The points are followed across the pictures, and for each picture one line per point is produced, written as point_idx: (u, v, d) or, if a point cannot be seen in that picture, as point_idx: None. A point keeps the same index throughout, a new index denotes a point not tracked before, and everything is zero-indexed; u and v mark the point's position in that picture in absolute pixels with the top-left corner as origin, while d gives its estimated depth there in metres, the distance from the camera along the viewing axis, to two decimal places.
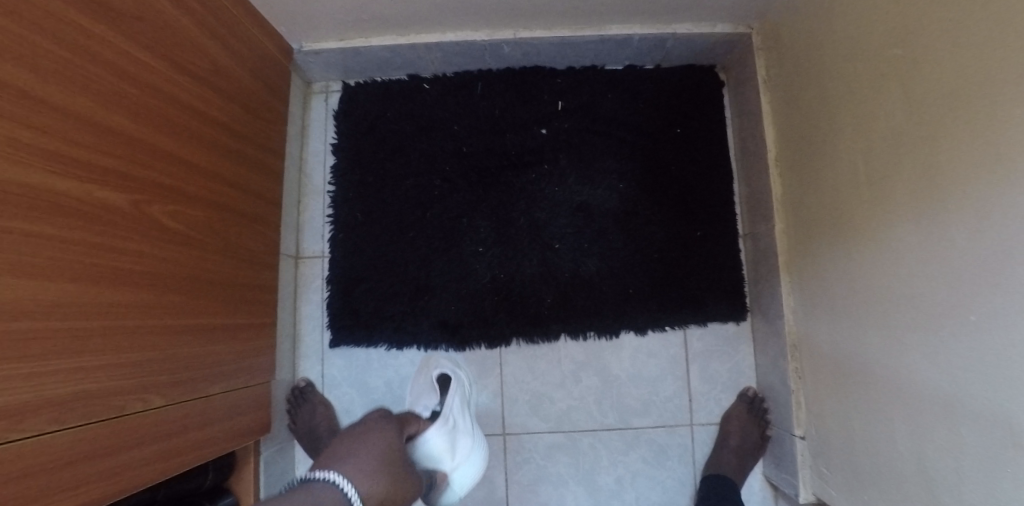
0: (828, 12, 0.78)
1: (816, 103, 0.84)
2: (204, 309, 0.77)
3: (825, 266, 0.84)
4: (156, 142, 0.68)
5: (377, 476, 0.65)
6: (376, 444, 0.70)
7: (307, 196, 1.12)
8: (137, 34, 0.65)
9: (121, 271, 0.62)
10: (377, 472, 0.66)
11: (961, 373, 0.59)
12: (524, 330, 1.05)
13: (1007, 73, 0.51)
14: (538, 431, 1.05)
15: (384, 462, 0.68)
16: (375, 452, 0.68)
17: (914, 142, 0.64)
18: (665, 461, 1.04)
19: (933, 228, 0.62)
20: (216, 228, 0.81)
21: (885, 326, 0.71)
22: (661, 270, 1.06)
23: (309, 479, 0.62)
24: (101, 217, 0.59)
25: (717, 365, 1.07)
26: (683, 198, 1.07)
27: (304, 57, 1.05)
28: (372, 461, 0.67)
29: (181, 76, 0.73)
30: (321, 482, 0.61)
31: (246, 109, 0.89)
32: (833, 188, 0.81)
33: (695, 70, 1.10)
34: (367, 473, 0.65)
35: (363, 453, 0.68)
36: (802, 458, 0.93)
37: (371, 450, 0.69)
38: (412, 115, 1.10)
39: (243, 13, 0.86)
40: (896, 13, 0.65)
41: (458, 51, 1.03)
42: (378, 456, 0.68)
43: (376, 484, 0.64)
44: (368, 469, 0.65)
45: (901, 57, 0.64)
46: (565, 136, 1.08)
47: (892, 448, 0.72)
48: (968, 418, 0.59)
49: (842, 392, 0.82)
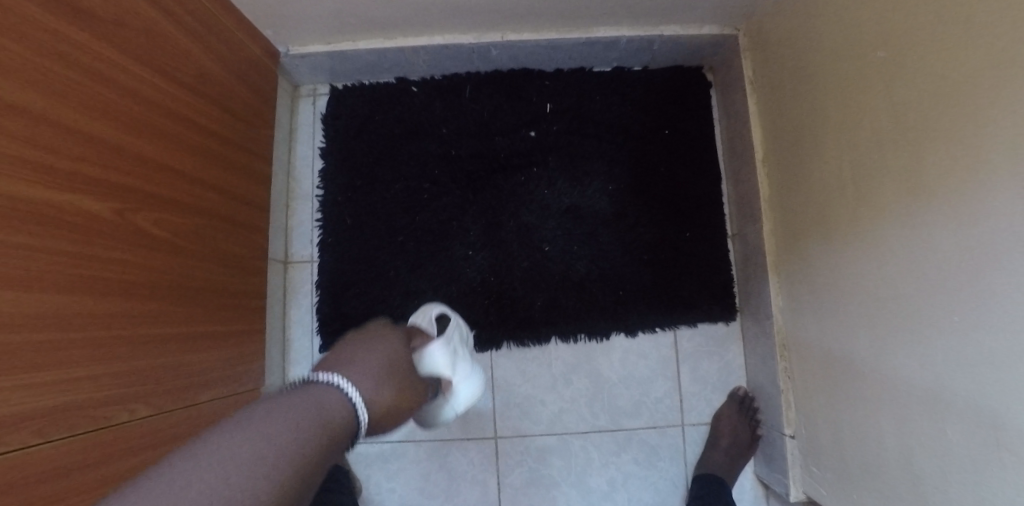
0: (812, 14, 0.78)
1: (801, 105, 0.84)
2: (190, 316, 0.77)
3: (812, 267, 0.85)
4: (139, 149, 0.67)
5: (382, 383, 0.63)
6: (382, 351, 0.67)
7: (296, 200, 1.11)
8: (119, 40, 0.64)
9: (105, 281, 0.61)
10: (384, 378, 0.64)
11: (946, 372, 0.60)
12: (515, 333, 1.05)
13: (987, 76, 0.52)
14: (530, 433, 1.05)
15: (392, 369, 0.66)
16: (382, 359, 0.66)
17: (898, 145, 0.64)
18: (656, 461, 1.05)
19: (917, 229, 0.62)
20: (202, 234, 0.80)
21: (872, 327, 0.71)
22: (651, 271, 1.06)
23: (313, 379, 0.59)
24: (85, 227, 0.58)
25: (707, 365, 1.07)
26: (672, 200, 1.08)
27: (291, 61, 1.04)
28: (379, 368, 0.64)
29: (164, 82, 0.72)
30: (327, 384, 0.58)
31: (232, 113, 0.88)
32: (820, 190, 0.81)
33: (682, 72, 1.11)
34: (370, 381, 0.62)
35: (369, 358, 0.65)
36: (792, 457, 0.94)
37: (375, 357, 0.66)
38: (400, 118, 1.09)
39: (228, 17, 0.85)
40: (879, 16, 0.65)
41: (446, 54, 1.03)
42: (383, 364, 0.65)
43: (381, 392, 0.62)
44: (373, 375, 0.63)
45: (884, 60, 0.65)
46: (554, 138, 1.09)
47: (879, 447, 0.72)
48: (954, 418, 0.59)
49: (831, 391, 0.82)
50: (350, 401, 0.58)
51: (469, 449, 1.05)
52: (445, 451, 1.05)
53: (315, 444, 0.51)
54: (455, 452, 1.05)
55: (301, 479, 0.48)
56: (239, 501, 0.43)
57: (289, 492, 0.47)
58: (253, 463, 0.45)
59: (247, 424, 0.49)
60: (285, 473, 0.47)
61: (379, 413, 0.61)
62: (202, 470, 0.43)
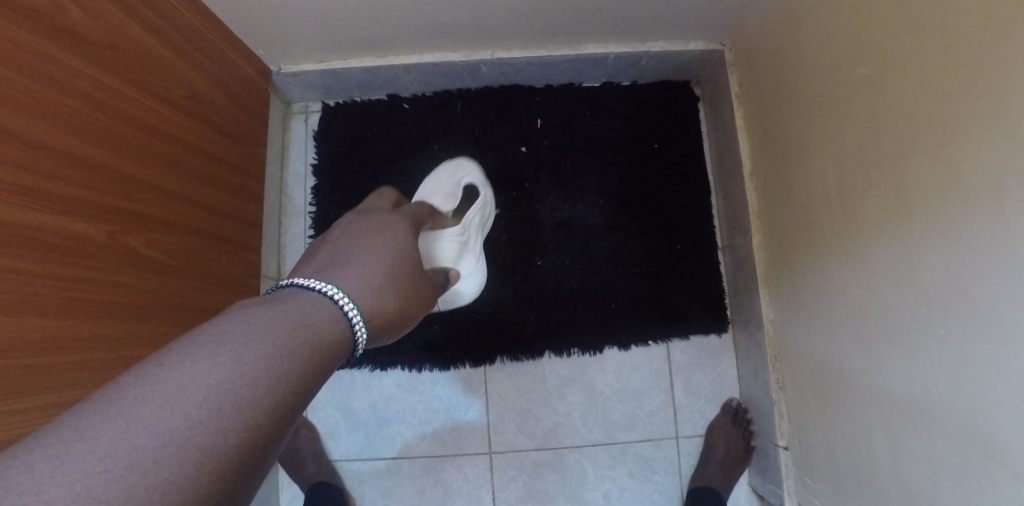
0: (796, 31, 0.80)
1: (788, 118, 0.86)
2: (183, 336, 0.76)
3: (801, 278, 0.86)
4: (132, 170, 0.67)
5: (383, 288, 0.56)
6: (384, 250, 0.61)
7: (288, 218, 1.12)
8: (111, 63, 0.65)
9: (96, 304, 0.61)
10: (382, 281, 0.56)
11: (933, 384, 0.60)
12: (508, 348, 1.05)
13: (967, 94, 0.53)
14: (524, 448, 1.05)
15: (391, 269, 0.59)
16: (382, 259, 0.60)
17: (881, 159, 0.65)
18: (651, 475, 1.05)
19: (902, 243, 0.63)
20: (194, 253, 0.80)
21: (860, 338, 0.72)
22: (642, 284, 1.07)
23: (294, 286, 0.49)
24: (77, 251, 0.59)
25: (701, 377, 1.08)
26: (662, 213, 1.09)
27: (282, 79, 1.05)
28: (377, 271, 0.57)
29: (156, 103, 0.72)
30: (314, 291, 0.48)
31: (224, 132, 0.89)
32: (807, 202, 0.82)
33: (670, 86, 1.12)
34: (368, 286, 0.54)
35: (369, 255, 0.59)
36: (786, 468, 0.94)
37: (373, 261, 0.58)
38: (392, 135, 1.10)
39: (220, 37, 0.86)
40: (860, 35, 0.67)
41: (437, 72, 1.04)
42: (384, 264, 0.59)
43: (383, 297, 0.55)
44: (370, 277, 0.55)
45: (866, 77, 0.66)
46: (545, 154, 1.10)
47: (871, 458, 0.72)
48: (942, 430, 0.60)
49: (822, 401, 0.83)
50: (344, 315, 0.49)
51: (463, 464, 1.05)
52: (439, 467, 1.05)
53: (301, 366, 0.41)
54: (450, 467, 1.05)
55: (285, 406, 0.38)
56: (208, 427, 0.33)
57: (268, 432, 0.37)
58: (219, 396, 0.35)
59: (221, 339, 0.38)
60: (263, 406, 0.36)
61: (379, 324, 0.54)
62: (154, 402, 0.32)
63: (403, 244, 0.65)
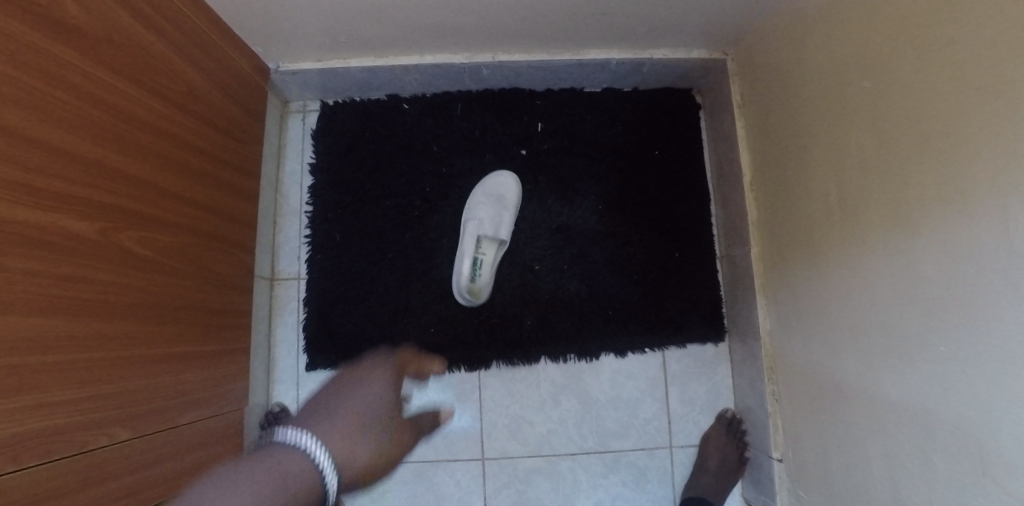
0: (800, 42, 0.79)
1: (790, 129, 0.85)
2: (175, 336, 0.75)
3: (799, 289, 0.86)
4: (126, 167, 0.66)
5: (361, 443, 0.66)
6: (368, 385, 0.75)
7: (283, 217, 1.10)
8: (106, 57, 0.64)
9: (87, 302, 0.60)
10: (356, 434, 0.66)
11: (931, 402, 0.60)
12: (504, 353, 1.04)
13: (972, 110, 0.52)
14: (517, 455, 1.04)
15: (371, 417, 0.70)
16: (368, 398, 0.72)
17: (883, 172, 0.65)
18: (645, 484, 1.04)
19: (903, 258, 0.63)
20: (188, 252, 0.79)
21: (858, 353, 0.72)
22: (640, 292, 1.06)
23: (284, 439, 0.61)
24: (68, 248, 0.57)
25: (696, 386, 1.07)
26: (661, 220, 1.08)
27: (281, 77, 1.04)
28: (352, 429, 0.66)
29: (151, 98, 0.71)
30: (296, 449, 0.60)
31: (220, 130, 0.88)
32: (807, 214, 0.82)
33: (672, 93, 1.12)
34: (343, 443, 0.64)
35: (351, 401, 0.71)
36: (781, 480, 0.94)
37: (358, 401, 0.71)
38: (391, 135, 1.09)
39: (218, 34, 0.85)
40: (865, 47, 0.66)
41: (437, 73, 1.03)
42: (368, 411, 0.70)
43: (354, 452, 0.64)
44: (347, 428, 0.66)
45: (870, 90, 0.66)
46: (544, 158, 1.09)
47: (865, 473, 0.72)
48: (940, 449, 0.60)
49: (817, 415, 0.82)
50: (315, 467, 0.59)
51: (455, 470, 1.04)
52: (431, 472, 1.04)
53: None
54: (441, 473, 1.04)
55: None
56: None
57: None
58: None
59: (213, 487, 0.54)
60: None
61: (350, 477, 0.63)
62: None
63: (387, 380, 0.78)
